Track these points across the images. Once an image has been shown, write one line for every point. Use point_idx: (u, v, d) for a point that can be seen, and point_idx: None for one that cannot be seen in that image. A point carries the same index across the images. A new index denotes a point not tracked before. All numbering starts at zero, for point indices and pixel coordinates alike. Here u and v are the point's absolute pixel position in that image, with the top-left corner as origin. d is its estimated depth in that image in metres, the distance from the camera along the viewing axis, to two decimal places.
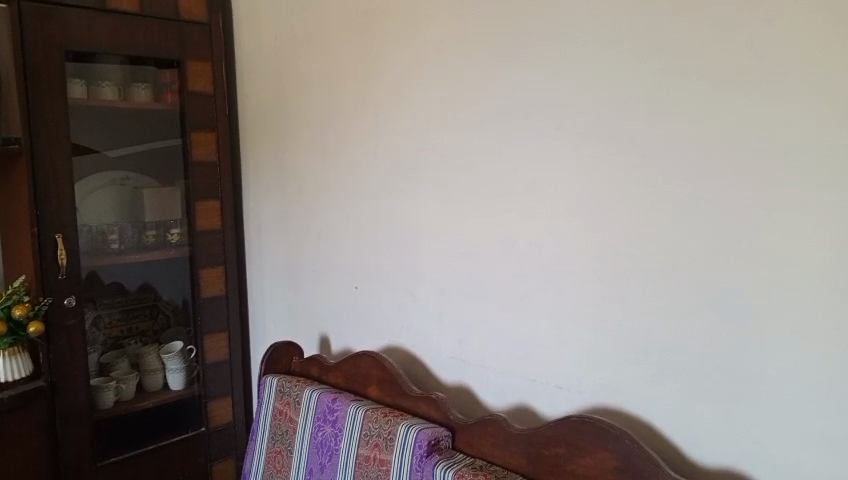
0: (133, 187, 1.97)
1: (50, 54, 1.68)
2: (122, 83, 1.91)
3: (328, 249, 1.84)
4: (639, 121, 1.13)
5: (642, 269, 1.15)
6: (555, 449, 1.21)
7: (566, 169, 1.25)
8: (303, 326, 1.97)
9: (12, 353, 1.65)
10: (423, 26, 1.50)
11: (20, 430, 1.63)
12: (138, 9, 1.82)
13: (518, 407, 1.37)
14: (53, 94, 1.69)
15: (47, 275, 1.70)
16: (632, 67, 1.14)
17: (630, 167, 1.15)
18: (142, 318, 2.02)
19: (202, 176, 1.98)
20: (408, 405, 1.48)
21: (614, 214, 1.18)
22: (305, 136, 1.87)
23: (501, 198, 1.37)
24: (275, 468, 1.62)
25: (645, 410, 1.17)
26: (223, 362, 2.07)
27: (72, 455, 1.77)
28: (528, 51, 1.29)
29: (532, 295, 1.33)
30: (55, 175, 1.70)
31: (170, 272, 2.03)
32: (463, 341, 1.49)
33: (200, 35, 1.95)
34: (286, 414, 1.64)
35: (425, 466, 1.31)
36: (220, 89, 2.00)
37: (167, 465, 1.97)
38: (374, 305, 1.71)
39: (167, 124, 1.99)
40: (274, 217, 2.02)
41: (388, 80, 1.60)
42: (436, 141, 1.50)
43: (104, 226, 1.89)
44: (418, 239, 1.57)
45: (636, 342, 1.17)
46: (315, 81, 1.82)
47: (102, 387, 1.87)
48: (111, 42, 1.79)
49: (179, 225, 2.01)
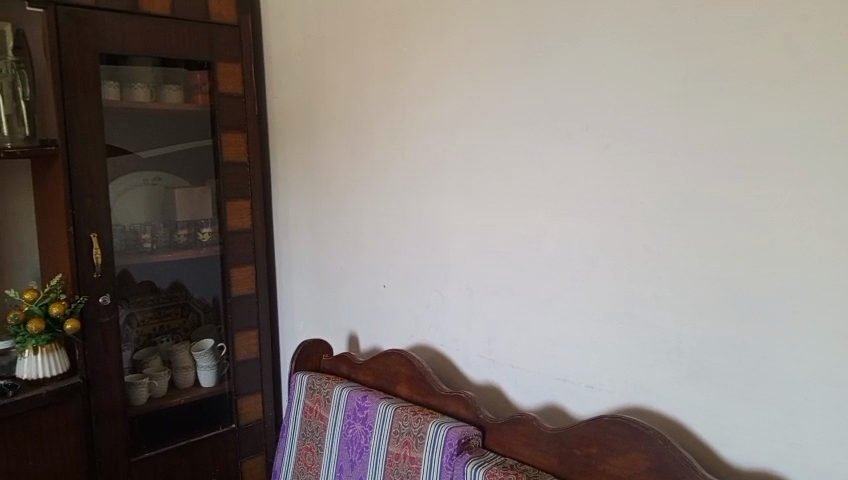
0: (165, 187, 2.00)
1: (85, 58, 1.71)
2: (153, 85, 1.94)
3: (357, 248, 1.86)
4: (669, 120, 1.13)
5: (674, 268, 1.14)
6: (586, 449, 1.21)
7: (596, 168, 1.24)
8: (331, 324, 1.99)
9: (49, 350, 1.70)
10: (449, 26, 1.51)
11: (56, 424, 1.67)
12: (169, 12, 1.85)
13: (548, 407, 1.37)
14: (88, 97, 1.73)
15: (82, 274, 1.74)
16: (663, 66, 1.13)
17: (660, 166, 1.15)
18: (174, 315, 2.05)
19: (232, 177, 2.00)
20: (437, 403, 1.49)
21: (644, 214, 1.18)
22: (333, 138, 1.89)
23: (530, 197, 1.37)
24: (306, 464, 1.63)
25: (676, 411, 1.16)
26: (253, 359, 2.09)
27: (107, 450, 1.80)
28: (556, 50, 1.29)
29: (561, 294, 1.33)
30: (91, 177, 1.74)
31: (202, 271, 2.06)
32: (491, 340, 1.49)
33: (229, 36, 1.97)
34: (316, 411, 1.66)
35: (455, 465, 1.31)
36: (250, 90, 2.03)
37: (197, 461, 2.00)
38: (402, 304, 1.72)
39: (198, 125, 2.01)
40: (303, 217, 2.04)
41: (416, 82, 1.61)
42: (463, 141, 1.51)
43: (137, 226, 1.92)
44: (448, 239, 1.57)
45: (668, 341, 1.16)
46: (342, 83, 1.83)
47: (135, 384, 1.91)
48: (143, 45, 1.82)
49: (210, 224, 2.04)
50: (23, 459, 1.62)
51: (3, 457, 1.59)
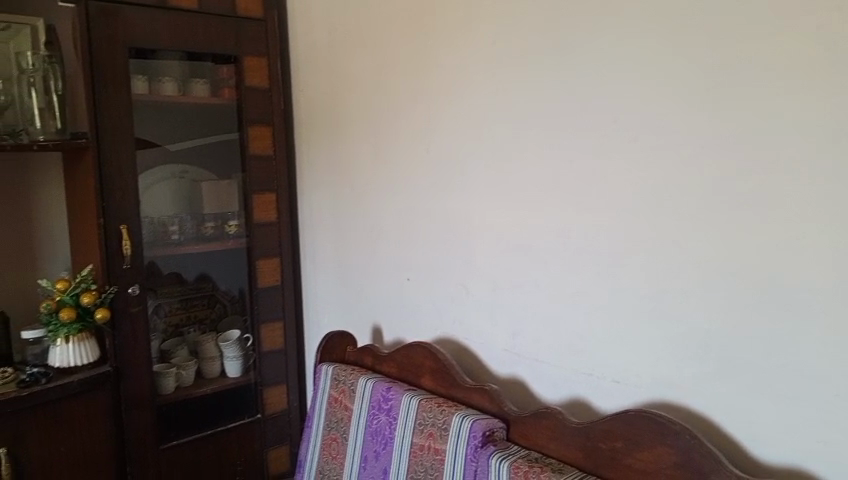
0: (192, 179, 2.02)
1: (115, 52, 1.74)
2: (181, 79, 1.96)
3: (381, 242, 1.87)
4: (699, 113, 1.12)
5: (702, 263, 1.14)
6: (612, 444, 1.21)
7: (623, 163, 1.24)
8: (355, 317, 2.01)
9: (80, 339, 1.74)
10: (474, 19, 1.51)
11: (87, 412, 1.71)
12: (196, 6, 1.87)
13: (573, 401, 1.37)
14: (118, 90, 1.75)
15: (112, 266, 1.77)
16: (693, 59, 1.12)
17: (689, 159, 1.14)
18: (201, 306, 2.08)
19: (258, 170, 2.03)
20: (461, 396, 1.50)
21: (672, 208, 1.17)
22: (357, 131, 1.90)
23: (556, 191, 1.37)
24: (331, 455, 1.65)
25: (703, 406, 1.16)
26: (278, 351, 2.12)
27: (135, 438, 1.83)
28: (583, 43, 1.29)
29: (587, 289, 1.33)
30: (120, 169, 1.77)
31: (228, 263, 2.08)
32: (516, 334, 1.49)
33: (255, 31, 1.99)
34: (341, 402, 1.67)
35: (480, 457, 1.32)
36: (276, 84, 2.05)
37: (224, 450, 2.03)
38: (426, 297, 1.73)
39: (224, 118, 2.03)
40: (327, 210, 2.06)
41: (441, 76, 1.61)
42: (488, 134, 1.51)
43: (165, 218, 1.94)
44: (473, 233, 1.57)
45: (695, 337, 1.16)
46: (367, 77, 1.84)
47: (163, 373, 1.94)
48: (172, 39, 1.84)
49: (237, 217, 2.06)
50: (54, 445, 1.66)
51: (37, 442, 1.63)
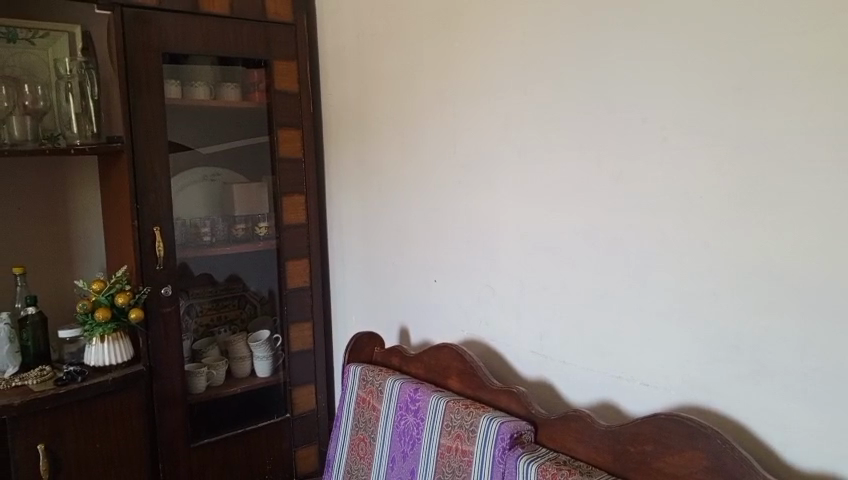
0: (223, 182, 2.05)
1: (149, 57, 1.78)
2: (213, 83, 1.99)
3: (408, 243, 1.88)
4: (731, 112, 1.11)
5: (734, 265, 1.12)
6: (641, 447, 1.20)
7: (654, 162, 1.23)
8: (382, 318, 2.02)
9: (115, 338, 1.78)
10: (501, 20, 1.51)
11: (121, 410, 1.75)
12: (228, 11, 1.90)
13: (602, 403, 1.37)
14: (151, 94, 1.79)
15: (146, 267, 1.81)
16: (726, 57, 1.11)
17: (720, 160, 1.13)
18: (232, 307, 2.11)
19: (287, 173, 2.05)
20: (489, 398, 1.50)
21: (703, 209, 1.16)
22: (385, 133, 1.91)
23: (584, 192, 1.36)
24: (358, 455, 1.66)
25: (735, 410, 1.14)
26: (306, 351, 2.15)
27: (168, 436, 1.87)
28: (613, 43, 1.28)
29: (616, 290, 1.32)
30: (154, 172, 1.80)
31: (258, 263, 2.11)
32: (543, 336, 1.49)
33: (284, 34, 2.02)
34: (369, 402, 1.68)
35: (507, 459, 1.32)
36: (305, 88, 2.08)
37: (253, 449, 2.05)
38: (453, 299, 1.74)
39: (255, 122, 2.06)
40: (355, 212, 2.08)
41: (469, 78, 1.61)
42: (515, 135, 1.51)
43: (196, 220, 1.97)
44: (500, 234, 1.57)
45: (727, 339, 1.14)
46: (395, 78, 1.86)
47: (194, 373, 1.97)
48: (203, 44, 1.87)
49: (267, 218, 2.09)
50: (89, 441, 1.70)
51: (73, 440, 1.67)
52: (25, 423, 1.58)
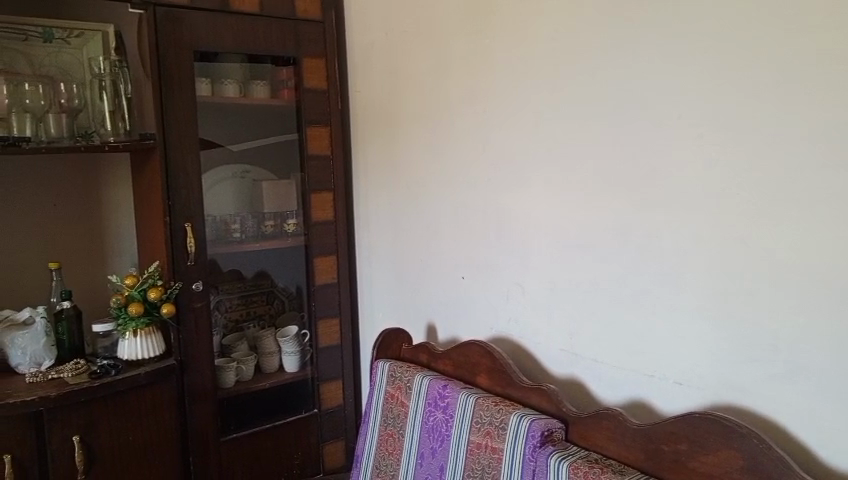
0: (253, 179, 2.06)
1: (180, 55, 1.80)
2: (242, 81, 2.01)
3: (436, 240, 1.88)
4: (768, 109, 1.09)
5: (771, 264, 1.11)
6: (674, 446, 1.19)
7: (688, 159, 1.22)
8: (409, 315, 2.03)
9: (147, 332, 1.80)
10: (532, 17, 1.51)
11: (153, 403, 1.78)
12: (258, 10, 1.92)
13: (634, 402, 1.36)
14: (183, 92, 1.81)
15: (178, 262, 1.84)
16: (764, 53, 1.09)
17: (757, 157, 1.11)
18: (260, 302, 2.12)
19: (315, 170, 2.07)
20: (519, 395, 1.50)
21: (739, 207, 1.15)
22: (414, 130, 1.92)
23: (616, 189, 1.35)
24: (387, 450, 1.67)
25: (771, 410, 1.13)
26: (334, 347, 2.17)
27: (198, 430, 1.89)
28: (646, 40, 1.27)
29: (649, 288, 1.31)
30: (186, 169, 1.83)
31: (286, 260, 2.13)
32: (574, 334, 1.48)
33: (313, 32, 2.03)
34: (398, 398, 1.69)
35: (538, 457, 1.32)
36: (333, 85, 2.09)
37: (282, 443, 2.07)
38: (482, 296, 1.74)
39: (284, 119, 2.08)
40: (382, 209, 2.09)
41: (498, 74, 1.61)
42: (546, 132, 1.50)
43: (227, 216, 1.99)
44: (529, 231, 1.57)
45: (763, 338, 1.13)
46: (423, 75, 1.86)
47: (224, 368, 1.99)
48: (234, 42, 1.89)
49: (295, 215, 2.11)
50: (123, 434, 1.73)
51: (106, 432, 1.70)
52: (61, 414, 1.62)
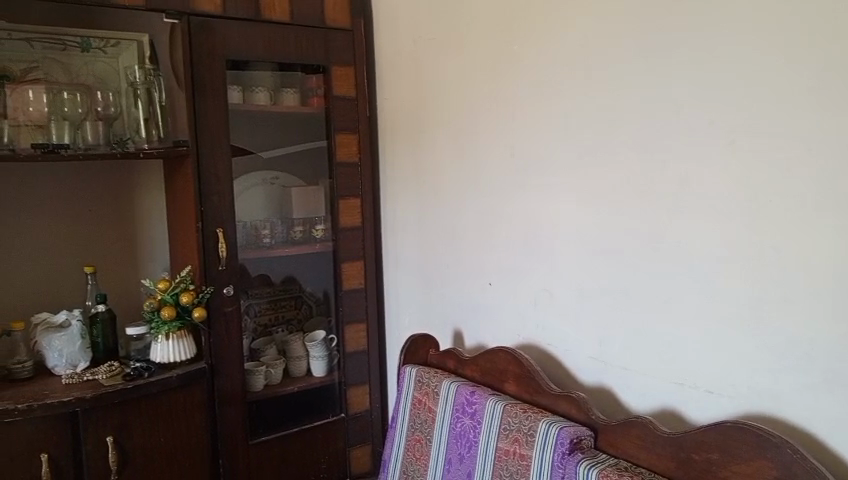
0: (282, 186, 2.09)
1: (214, 63, 1.84)
2: (273, 88, 2.04)
3: (464, 246, 1.89)
4: (803, 115, 1.09)
5: (806, 272, 1.10)
6: (706, 455, 1.18)
7: (722, 165, 1.21)
8: (436, 320, 2.04)
9: (180, 335, 1.83)
10: (560, 23, 1.52)
11: (184, 405, 1.81)
12: (289, 19, 1.95)
13: (664, 410, 1.35)
14: (216, 99, 1.85)
15: (209, 267, 1.87)
16: (798, 58, 1.09)
17: (792, 163, 1.11)
18: (289, 307, 2.15)
19: (344, 176, 2.10)
20: (547, 403, 1.50)
21: (772, 214, 1.14)
22: (441, 136, 1.94)
23: (646, 196, 1.35)
24: (415, 456, 1.68)
25: (806, 420, 1.12)
26: (361, 351, 2.18)
27: (228, 432, 1.92)
28: (677, 45, 1.27)
29: (680, 295, 1.30)
30: (218, 176, 1.86)
31: (315, 265, 2.15)
32: (603, 341, 1.48)
33: (343, 40, 2.07)
34: (425, 403, 1.70)
35: (567, 464, 1.32)
36: (362, 93, 2.12)
37: (309, 447, 2.09)
38: (509, 302, 1.74)
39: (313, 126, 2.11)
40: (409, 215, 2.10)
41: (527, 81, 1.62)
42: (575, 138, 1.50)
43: (257, 222, 2.02)
44: (558, 238, 1.57)
45: (798, 347, 1.12)
46: (451, 82, 1.87)
47: (254, 371, 2.02)
48: (265, 51, 1.93)
49: (324, 221, 2.13)
50: (155, 435, 1.76)
51: (139, 434, 1.74)
52: (96, 415, 1.66)
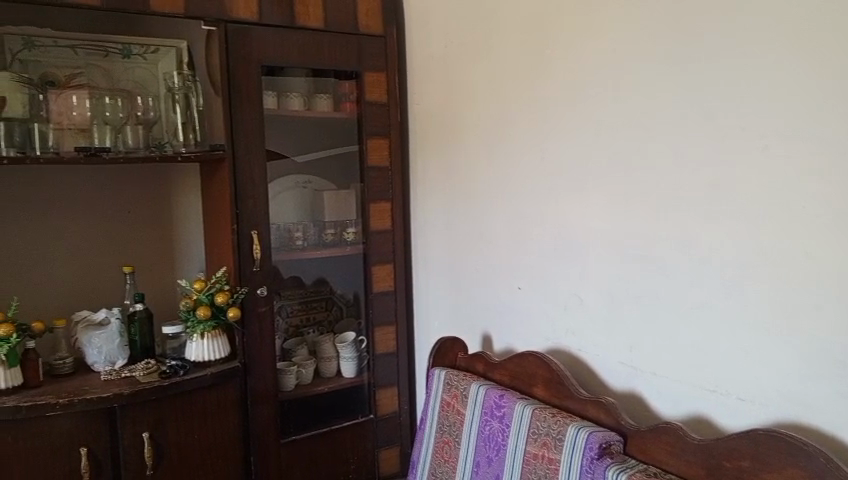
0: (314, 189, 2.12)
1: (250, 69, 1.88)
2: (307, 94, 2.07)
3: (493, 250, 1.91)
4: (836, 121, 1.08)
5: (839, 279, 1.10)
6: (737, 463, 1.18)
7: (754, 171, 1.21)
8: (465, 324, 2.05)
9: (214, 335, 1.88)
10: (591, 29, 1.53)
11: (218, 403, 1.85)
12: (323, 25, 1.99)
13: (695, 416, 1.35)
14: (251, 103, 1.89)
15: (243, 268, 1.91)
16: (832, 64, 1.08)
17: (825, 169, 1.10)
18: (320, 308, 2.18)
19: (375, 181, 2.13)
20: (576, 407, 1.50)
21: (805, 221, 1.14)
22: (472, 141, 1.95)
23: (678, 202, 1.35)
24: (443, 458, 1.70)
25: (838, 428, 1.11)
26: (391, 353, 2.21)
27: (260, 430, 1.96)
28: (709, 51, 1.27)
29: (711, 302, 1.30)
30: (254, 180, 1.91)
31: (345, 268, 2.18)
32: (633, 346, 1.48)
33: (376, 47, 2.10)
34: (454, 406, 1.72)
35: (596, 469, 1.32)
36: (393, 98, 2.15)
37: (339, 447, 2.12)
38: (539, 306, 1.75)
39: (345, 131, 2.14)
40: (439, 218, 2.12)
41: (558, 86, 1.63)
42: (606, 143, 1.51)
43: (291, 225, 2.06)
44: (587, 243, 1.58)
45: (830, 354, 1.11)
46: (482, 87, 1.89)
47: (285, 371, 2.05)
48: (299, 56, 1.96)
49: (355, 224, 2.16)
50: (190, 432, 1.81)
51: (174, 430, 1.78)
52: (133, 411, 1.70)
